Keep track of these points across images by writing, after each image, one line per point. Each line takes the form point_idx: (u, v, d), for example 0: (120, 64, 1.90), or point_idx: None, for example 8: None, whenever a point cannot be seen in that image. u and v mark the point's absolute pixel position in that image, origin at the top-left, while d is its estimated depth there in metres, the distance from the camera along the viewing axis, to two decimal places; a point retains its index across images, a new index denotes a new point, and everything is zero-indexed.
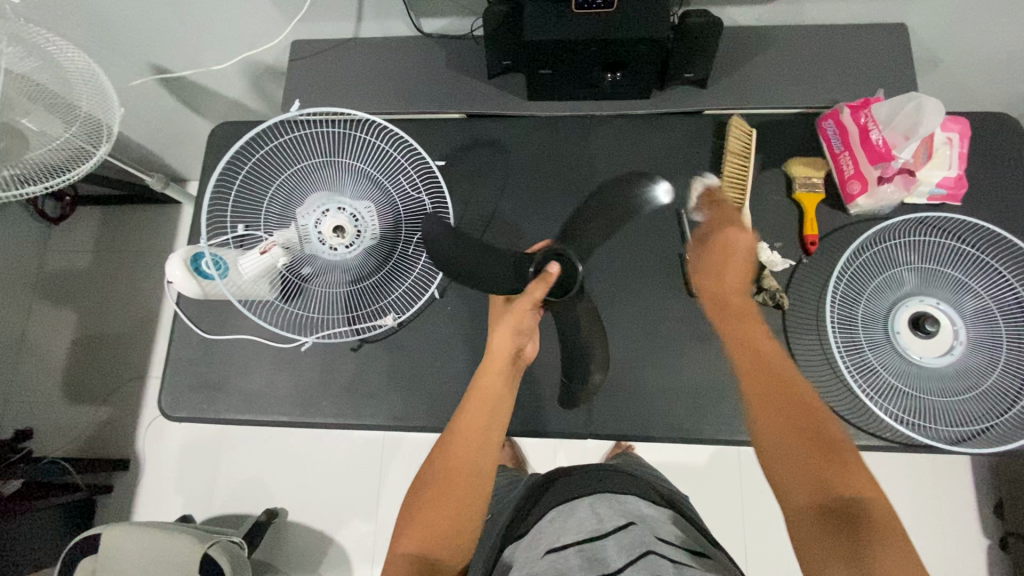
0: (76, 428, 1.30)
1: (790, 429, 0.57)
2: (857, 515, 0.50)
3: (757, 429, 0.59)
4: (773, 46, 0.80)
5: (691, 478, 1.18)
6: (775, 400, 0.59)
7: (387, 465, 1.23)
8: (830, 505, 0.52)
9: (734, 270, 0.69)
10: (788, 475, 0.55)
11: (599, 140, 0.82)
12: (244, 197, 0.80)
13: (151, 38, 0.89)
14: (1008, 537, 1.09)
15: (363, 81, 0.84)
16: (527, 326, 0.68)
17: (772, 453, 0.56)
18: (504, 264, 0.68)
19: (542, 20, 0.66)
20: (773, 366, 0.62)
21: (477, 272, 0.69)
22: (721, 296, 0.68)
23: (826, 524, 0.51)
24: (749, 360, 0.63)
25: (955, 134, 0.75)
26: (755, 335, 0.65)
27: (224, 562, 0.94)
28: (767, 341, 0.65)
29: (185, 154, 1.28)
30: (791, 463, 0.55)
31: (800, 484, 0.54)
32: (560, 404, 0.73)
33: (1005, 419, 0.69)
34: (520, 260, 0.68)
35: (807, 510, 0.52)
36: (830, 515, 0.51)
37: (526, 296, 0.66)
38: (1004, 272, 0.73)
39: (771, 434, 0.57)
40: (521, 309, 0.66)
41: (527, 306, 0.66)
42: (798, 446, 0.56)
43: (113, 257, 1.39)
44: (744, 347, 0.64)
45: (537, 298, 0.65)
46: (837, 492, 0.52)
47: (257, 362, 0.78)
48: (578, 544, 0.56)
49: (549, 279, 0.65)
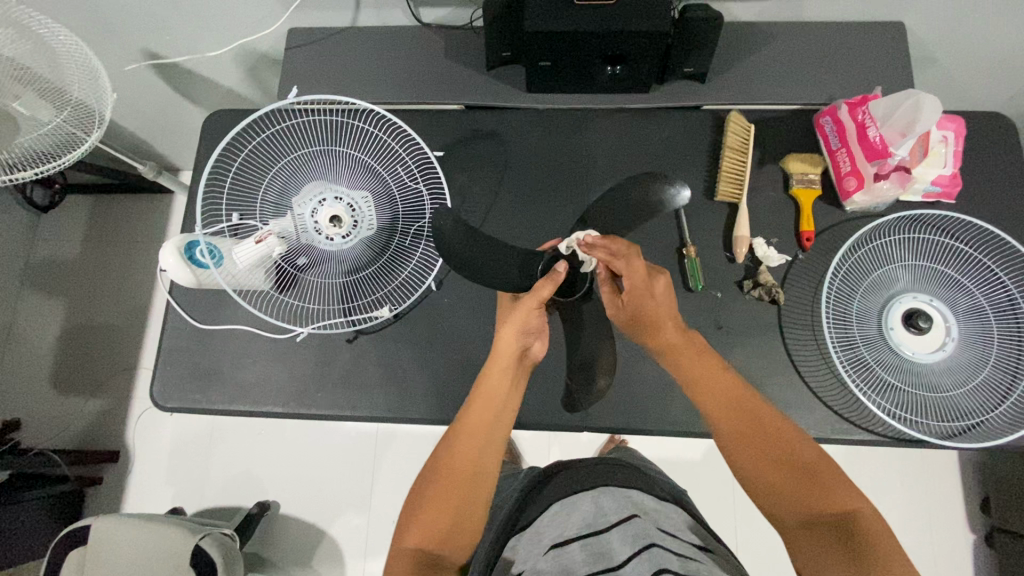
0: (64, 419, 1.28)
1: (768, 461, 0.57)
2: (848, 533, 0.52)
3: (736, 462, 0.59)
4: (772, 43, 0.80)
5: (685, 472, 1.19)
6: (749, 436, 0.59)
7: (380, 459, 1.23)
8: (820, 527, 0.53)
9: (670, 327, 0.65)
10: (780, 502, 0.56)
11: (597, 133, 0.82)
12: (240, 184, 0.79)
13: (144, 23, 0.88)
14: (994, 533, 1.10)
15: (361, 71, 0.83)
16: (534, 325, 0.67)
17: (758, 485, 0.57)
18: (511, 259, 0.70)
19: (543, 10, 0.66)
20: (737, 401, 0.62)
21: (479, 267, 0.69)
22: (673, 352, 0.65)
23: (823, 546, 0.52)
24: (709, 399, 0.62)
25: (950, 132, 0.76)
26: (708, 365, 0.64)
27: (213, 551, 0.91)
28: (724, 375, 0.64)
29: (177, 143, 1.26)
30: (779, 493, 0.56)
31: (788, 511, 0.55)
32: (565, 408, 0.73)
33: (994, 415, 0.70)
34: (527, 258, 0.70)
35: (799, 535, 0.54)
36: (823, 538, 0.53)
37: (530, 295, 0.66)
38: (997, 270, 0.74)
39: (751, 467, 0.58)
40: (527, 307, 0.65)
41: (533, 305, 0.65)
42: (783, 478, 0.56)
43: (102, 246, 1.37)
44: (709, 391, 0.62)
45: (543, 296, 0.65)
46: (825, 513, 0.54)
47: (252, 351, 0.78)
48: (581, 539, 0.56)
49: (556, 278, 0.66)
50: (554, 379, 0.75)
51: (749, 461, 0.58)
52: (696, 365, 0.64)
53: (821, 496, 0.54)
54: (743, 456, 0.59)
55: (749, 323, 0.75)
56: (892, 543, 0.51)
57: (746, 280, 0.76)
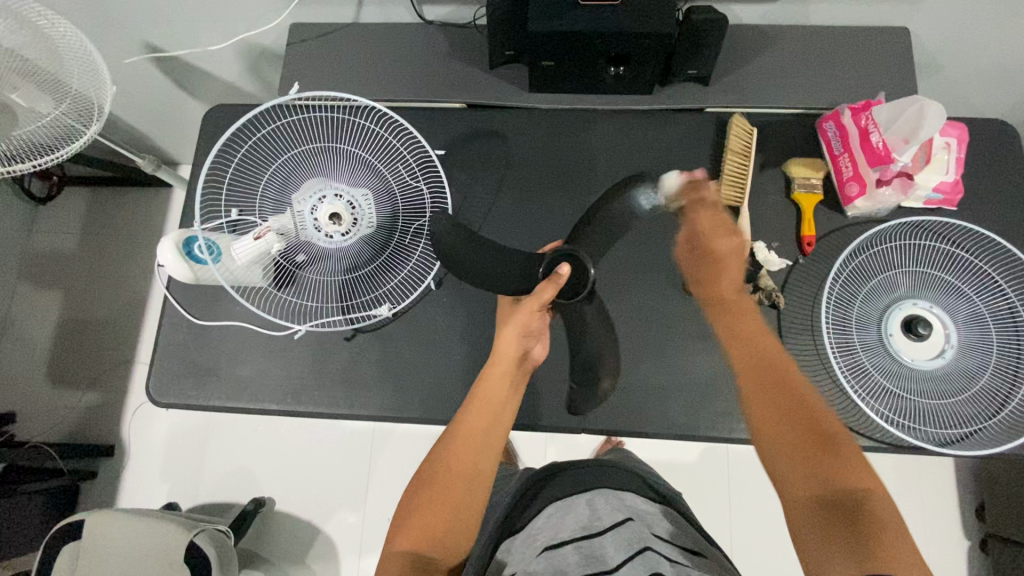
0: (59, 413, 1.28)
1: (788, 420, 0.58)
2: (858, 511, 0.50)
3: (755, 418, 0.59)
4: (776, 46, 0.80)
5: (681, 475, 1.19)
6: (774, 392, 0.60)
7: (376, 457, 1.23)
8: (830, 502, 0.52)
9: (728, 278, 0.68)
10: (790, 466, 0.55)
11: (599, 134, 0.81)
12: (239, 180, 0.78)
13: (145, 16, 0.87)
14: (989, 540, 1.10)
15: (363, 68, 0.83)
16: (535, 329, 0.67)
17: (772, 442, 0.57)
18: (510, 264, 0.69)
19: (548, 10, 0.65)
20: (769, 358, 0.62)
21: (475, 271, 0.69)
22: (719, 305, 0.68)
23: (828, 521, 0.51)
24: (743, 354, 0.64)
25: (953, 139, 0.75)
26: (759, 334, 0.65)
27: (209, 549, 0.93)
28: (762, 334, 0.65)
29: (177, 136, 1.25)
30: (791, 453, 0.56)
31: (799, 479, 0.54)
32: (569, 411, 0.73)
33: (992, 423, 0.70)
34: (528, 261, 0.68)
35: (806, 506, 0.53)
36: (830, 511, 0.51)
37: (532, 298, 0.65)
38: (998, 278, 0.74)
39: (769, 422, 0.58)
40: (528, 311, 0.65)
41: (533, 310, 0.65)
42: (800, 438, 0.56)
43: (99, 239, 1.37)
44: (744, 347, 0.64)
45: (545, 299, 0.64)
46: (837, 488, 0.52)
47: (249, 348, 0.77)
48: (575, 542, 0.55)
49: (559, 282, 0.65)
50: (552, 380, 0.74)
51: (767, 418, 0.58)
52: (737, 321, 0.67)
53: (835, 468, 0.53)
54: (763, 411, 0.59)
55: None
56: (902, 528, 0.49)
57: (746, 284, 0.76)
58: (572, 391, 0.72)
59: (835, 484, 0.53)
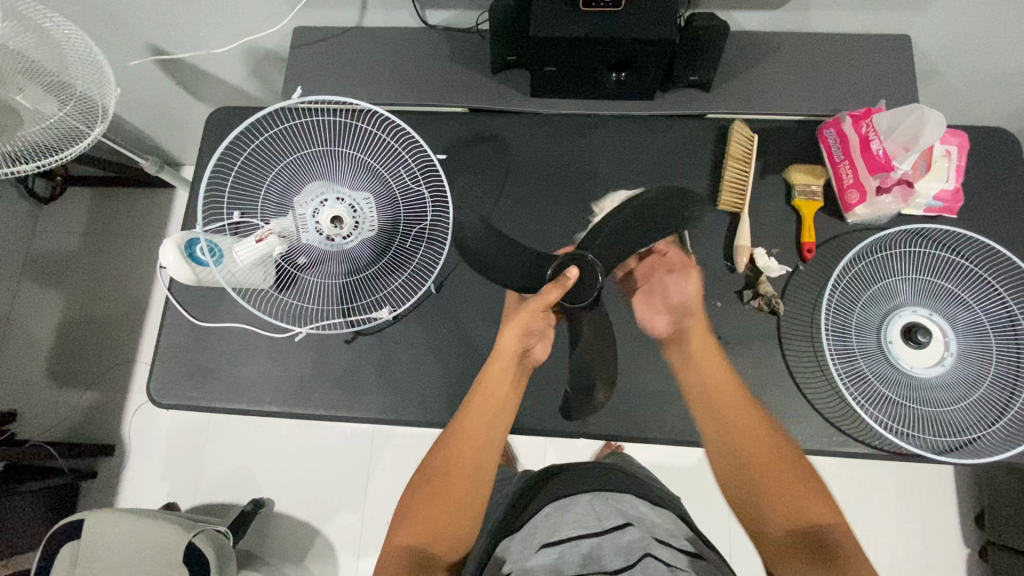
0: (60, 412, 1.28)
1: (751, 462, 0.66)
2: (815, 540, 0.61)
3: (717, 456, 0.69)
4: (776, 53, 0.80)
5: (680, 479, 1.19)
6: (736, 435, 0.68)
7: (376, 458, 1.23)
8: (794, 534, 0.62)
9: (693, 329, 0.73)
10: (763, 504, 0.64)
11: (601, 139, 0.82)
12: (242, 183, 0.79)
13: (149, 19, 0.88)
14: (988, 547, 1.10)
15: (366, 71, 0.83)
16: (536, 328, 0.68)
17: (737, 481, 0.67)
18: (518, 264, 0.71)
19: (550, 17, 0.66)
20: (730, 395, 0.69)
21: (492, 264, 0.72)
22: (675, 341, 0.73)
23: (791, 548, 0.61)
24: (709, 392, 0.70)
25: (954, 147, 0.75)
26: (719, 370, 0.71)
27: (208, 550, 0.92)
28: (719, 368, 0.71)
29: (180, 138, 1.26)
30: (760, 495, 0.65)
31: (772, 517, 0.63)
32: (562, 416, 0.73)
33: (991, 431, 0.70)
34: (536, 261, 0.70)
35: (771, 532, 0.63)
36: (795, 539, 0.62)
37: (537, 298, 0.65)
38: (997, 286, 0.74)
39: (732, 460, 0.67)
40: (531, 309, 0.65)
41: (537, 308, 0.65)
42: (766, 481, 0.65)
43: (102, 239, 1.37)
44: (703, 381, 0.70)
45: (549, 300, 0.65)
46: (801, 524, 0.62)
47: (250, 349, 0.78)
48: (572, 541, 0.56)
49: (565, 284, 0.65)
50: (551, 383, 0.74)
51: (728, 457, 0.68)
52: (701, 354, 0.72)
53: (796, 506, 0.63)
54: (723, 448, 0.68)
55: (747, 333, 0.75)
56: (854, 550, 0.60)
57: (745, 290, 0.76)
58: (566, 399, 0.73)
59: (800, 519, 0.63)
